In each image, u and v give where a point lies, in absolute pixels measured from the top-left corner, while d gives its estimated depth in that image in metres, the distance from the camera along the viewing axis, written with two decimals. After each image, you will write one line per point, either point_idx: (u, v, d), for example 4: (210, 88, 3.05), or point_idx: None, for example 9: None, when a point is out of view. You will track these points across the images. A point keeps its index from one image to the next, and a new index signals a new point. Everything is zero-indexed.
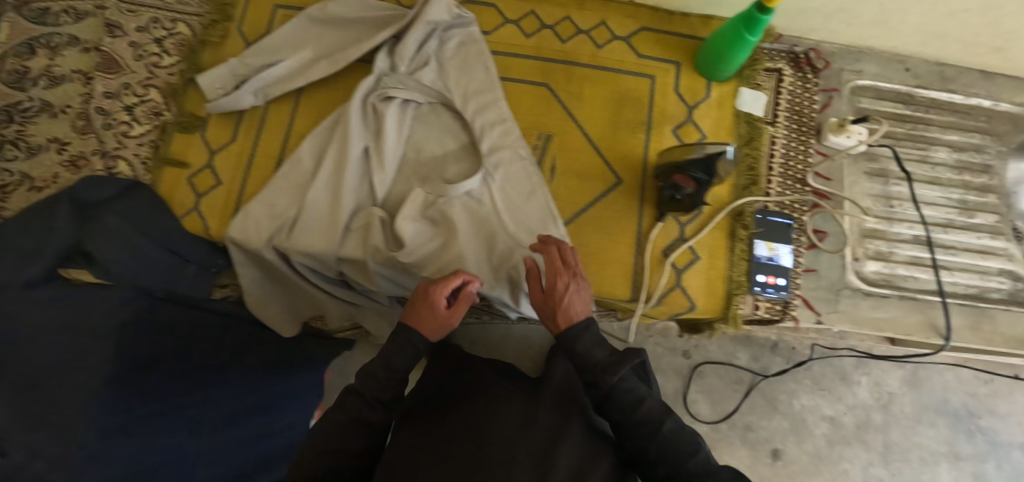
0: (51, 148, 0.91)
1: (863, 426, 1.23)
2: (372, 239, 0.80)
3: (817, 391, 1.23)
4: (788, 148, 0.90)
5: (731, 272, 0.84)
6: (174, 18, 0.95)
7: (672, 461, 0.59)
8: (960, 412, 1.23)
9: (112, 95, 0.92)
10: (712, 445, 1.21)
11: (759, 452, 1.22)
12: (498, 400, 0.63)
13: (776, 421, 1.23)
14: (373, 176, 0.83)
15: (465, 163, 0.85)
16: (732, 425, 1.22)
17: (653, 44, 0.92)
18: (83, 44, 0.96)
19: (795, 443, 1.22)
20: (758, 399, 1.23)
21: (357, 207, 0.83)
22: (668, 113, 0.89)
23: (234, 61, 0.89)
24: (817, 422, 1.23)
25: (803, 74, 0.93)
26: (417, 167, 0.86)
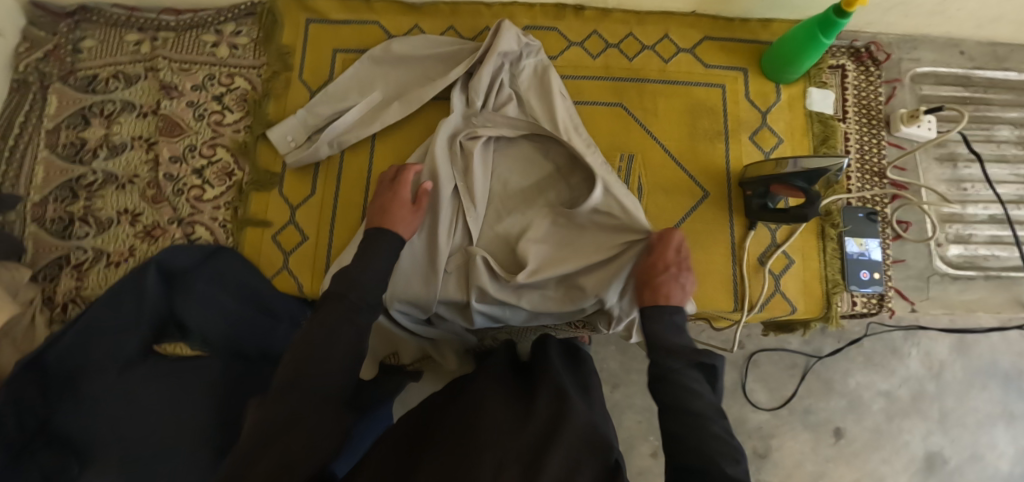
0: (122, 220, 0.88)
1: (919, 397, 1.11)
2: (476, 280, 0.79)
3: (870, 367, 1.11)
4: (861, 142, 0.91)
5: (826, 272, 0.85)
6: (230, 73, 0.94)
7: (708, 454, 0.51)
8: (1010, 373, 1.11)
9: (178, 159, 0.89)
10: (771, 432, 1.10)
11: (820, 433, 1.10)
12: (489, 398, 0.56)
13: (834, 402, 1.11)
14: (467, 216, 0.81)
15: (555, 192, 0.85)
16: (792, 410, 1.11)
17: (718, 53, 0.93)
18: (139, 109, 0.93)
19: (856, 421, 1.10)
20: (814, 383, 1.11)
21: (454, 248, 0.82)
22: (742, 121, 0.91)
23: (303, 111, 0.88)
24: (874, 397, 1.11)
25: (866, 67, 0.93)
26: (506, 200, 0.85)
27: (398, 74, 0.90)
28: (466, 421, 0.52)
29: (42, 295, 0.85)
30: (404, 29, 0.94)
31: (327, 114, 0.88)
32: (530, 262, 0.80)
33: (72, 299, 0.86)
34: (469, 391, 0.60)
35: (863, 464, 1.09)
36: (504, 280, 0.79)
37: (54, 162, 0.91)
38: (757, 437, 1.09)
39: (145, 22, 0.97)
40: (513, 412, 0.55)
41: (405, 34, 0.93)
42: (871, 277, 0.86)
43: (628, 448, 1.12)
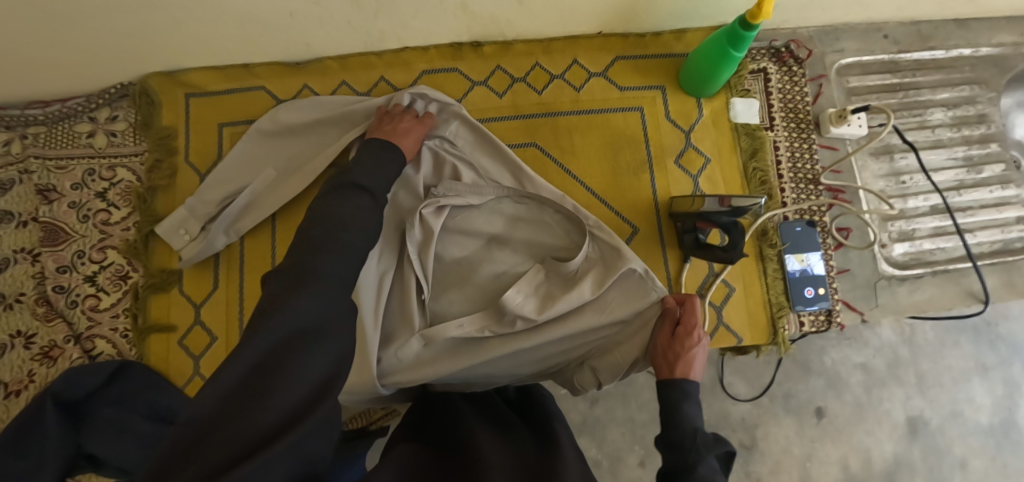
0: (16, 344, 0.81)
1: (895, 364, 1.08)
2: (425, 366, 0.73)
3: (844, 342, 1.08)
4: (792, 150, 0.86)
5: (769, 296, 0.81)
6: (111, 164, 0.86)
7: None
8: (979, 326, 1.09)
9: (67, 269, 0.83)
10: (755, 422, 1.05)
11: (803, 416, 1.06)
12: (495, 447, 0.54)
13: (813, 382, 1.07)
14: (411, 299, 0.74)
15: (500, 253, 0.79)
16: (772, 397, 1.06)
17: (632, 73, 0.87)
18: (18, 218, 0.85)
19: (836, 398, 1.06)
20: (790, 365, 1.07)
21: (389, 333, 0.75)
22: (665, 145, 0.85)
23: (192, 199, 0.80)
24: (851, 371, 1.07)
25: (788, 68, 0.88)
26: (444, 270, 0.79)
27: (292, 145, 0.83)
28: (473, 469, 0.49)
29: None
30: (293, 91, 0.86)
31: (220, 201, 0.81)
32: (469, 334, 0.73)
33: None
34: (467, 433, 0.57)
35: (848, 439, 1.05)
36: (460, 358, 0.73)
37: None
38: (742, 429, 1.05)
39: (11, 119, 0.88)
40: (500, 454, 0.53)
41: (294, 97, 0.86)
42: (816, 294, 0.81)
43: (616, 462, 1.09)
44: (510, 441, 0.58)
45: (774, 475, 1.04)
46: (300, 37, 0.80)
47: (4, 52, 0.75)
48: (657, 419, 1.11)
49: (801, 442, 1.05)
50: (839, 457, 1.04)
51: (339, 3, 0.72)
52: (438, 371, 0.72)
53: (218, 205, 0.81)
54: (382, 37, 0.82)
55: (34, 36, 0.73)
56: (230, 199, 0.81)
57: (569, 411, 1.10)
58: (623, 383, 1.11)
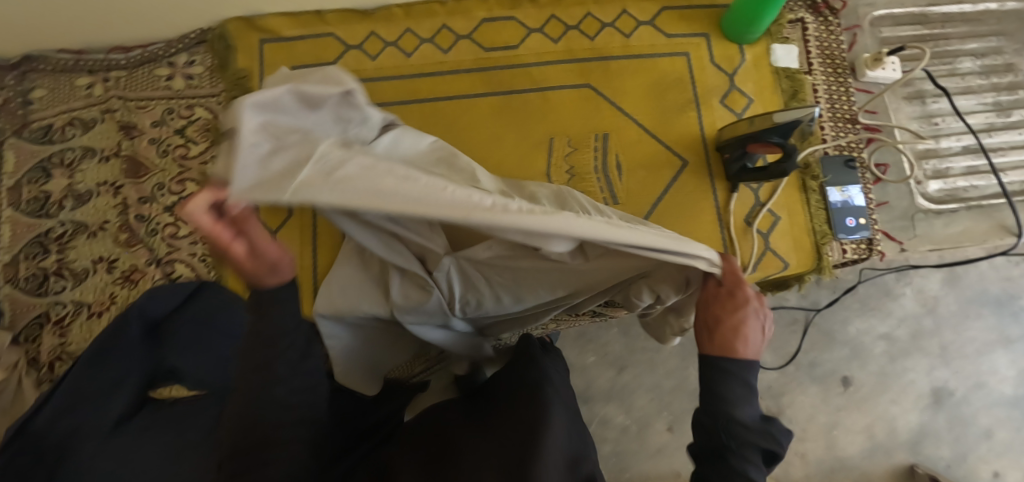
0: (98, 269, 0.86)
1: (918, 334, 1.10)
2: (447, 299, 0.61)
3: (868, 311, 1.11)
4: (830, 92, 0.91)
5: (813, 224, 0.86)
6: (189, 104, 0.91)
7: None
8: (1001, 297, 1.11)
9: (147, 199, 0.87)
10: (781, 391, 1.07)
11: (829, 385, 1.08)
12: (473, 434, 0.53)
13: (837, 351, 1.09)
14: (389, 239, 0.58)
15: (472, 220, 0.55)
16: (798, 366, 1.08)
17: (677, 21, 0.93)
18: (100, 154, 0.90)
19: (861, 368, 1.09)
20: (815, 335, 1.10)
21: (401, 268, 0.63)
22: (711, 86, 0.90)
23: None
24: (874, 342, 1.09)
25: (825, 18, 0.94)
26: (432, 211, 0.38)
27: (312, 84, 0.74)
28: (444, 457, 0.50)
29: (26, 358, 0.83)
30: (361, 37, 0.92)
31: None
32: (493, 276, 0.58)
33: (58, 357, 0.84)
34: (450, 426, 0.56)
35: (871, 409, 1.07)
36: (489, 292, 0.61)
37: (19, 219, 0.88)
38: (768, 397, 1.07)
39: (95, 64, 0.94)
40: (490, 444, 0.50)
41: (362, 42, 0.92)
42: (858, 223, 0.86)
43: (644, 427, 1.11)
44: (494, 423, 0.54)
45: (801, 441, 1.05)
46: None
47: None
48: (685, 386, 1.13)
49: (827, 411, 1.07)
50: (865, 426, 1.06)
51: None
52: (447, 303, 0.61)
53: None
54: None
55: None
56: None
57: (596, 378, 1.13)
58: (652, 349, 1.14)
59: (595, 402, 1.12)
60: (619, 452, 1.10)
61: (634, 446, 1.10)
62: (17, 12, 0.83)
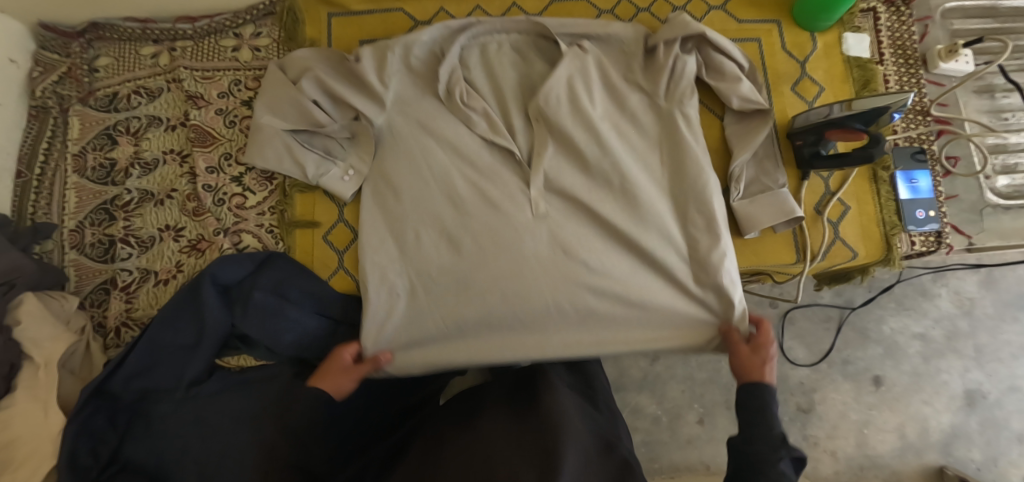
0: (164, 237, 0.85)
1: (953, 336, 1.17)
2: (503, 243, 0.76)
3: (902, 312, 1.18)
4: (901, 83, 0.91)
5: (882, 214, 0.85)
6: (256, 76, 0.91)
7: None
8: None
9: (214, 169, 0.87)
10: (813, 387, 1.16)
11: (861, 383, 1.16)
12: (491, 428, 0.61)
13: (871, 350, 1.17)
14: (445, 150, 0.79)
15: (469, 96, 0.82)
16: (831, 363, 1.17)
17: (749, 7, 0.92)
18: (166, 122, 0.90)
19: (894, 367, 1.16)
20: (849, 333, 1.18)
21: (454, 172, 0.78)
22: (782, 73, 0.90)
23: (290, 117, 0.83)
24: (909, 341, 1.17)
25: (896, 8, 0.93)
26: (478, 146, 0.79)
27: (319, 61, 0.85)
28: (477, 442, 0.59)
29: (92, 323, 0.84)
30: (430, 14, 0.92)
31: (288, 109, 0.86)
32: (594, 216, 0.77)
33: (124, 323, 0.83)
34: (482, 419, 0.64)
35: (905, 408, 1.15)
36: (599, 245, 0.76)
37: (85, 186, 0.89)
38: (800, 393, 1.16)
39: (161, 33, 0.93)
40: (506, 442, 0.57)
41: (432, 18, 0.92)
42: (927, 216, 0.85)
43: (675, 418, 1.12)
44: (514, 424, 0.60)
45: (831, 439, 1.14)
46: None
47: None
48: (717, 379, 1.14)
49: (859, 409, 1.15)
50: (896, 424, 1.14)
51: None
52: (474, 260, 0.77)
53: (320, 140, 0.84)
54: None
55: None
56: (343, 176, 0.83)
57: (630, 368, 1.15)
58: None
59: (627, 390, 1.14)
60: (650, 442, 1.12)
61: (665, 437, 1.12)
62: None
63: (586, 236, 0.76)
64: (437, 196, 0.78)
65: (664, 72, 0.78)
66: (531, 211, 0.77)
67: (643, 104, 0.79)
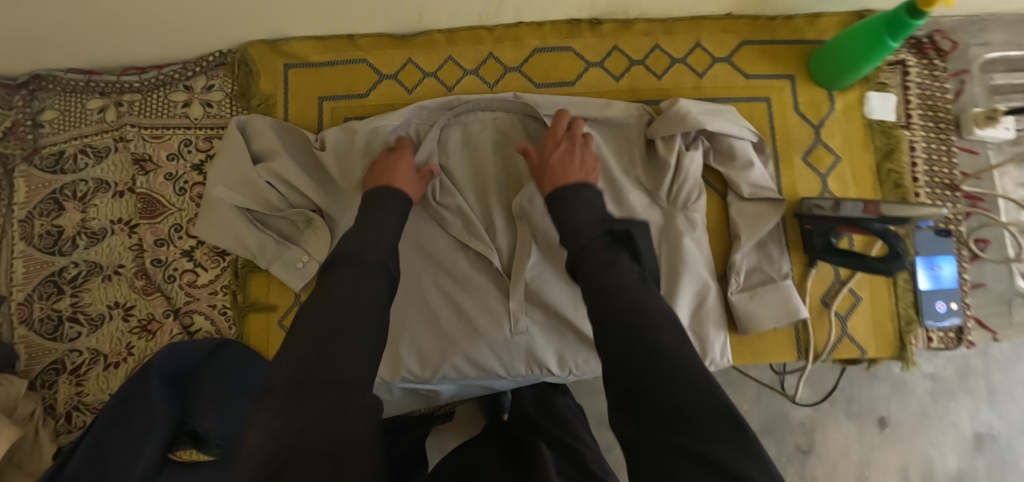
0: (114, 315, 0.81)
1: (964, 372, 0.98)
2: (483, 355, 0.75)
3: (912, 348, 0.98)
4: (929, 151, 0.80)
5: (897, 308, 0.76)
6: (207, 135, 0.84)
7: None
8: None
9: (164, 242, 0.81)
10: (814, 427, 0.98)
11: (863, 423, 0.99)
12: None
13: (877, 388, 0.99)
14: (428, 250, 0.77)
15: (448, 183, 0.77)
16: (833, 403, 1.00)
17: (759, 58, 0.81)
18: (114, 187, 0.84)
19: (899, 406, 0.99)
20: (855, 371, 0.99)
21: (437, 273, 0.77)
22: (794, 139, 0.79)
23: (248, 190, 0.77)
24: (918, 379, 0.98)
25: (930, 61, 0.81)
26: (458, 250, 0.77)
27: (276, 135, 0.78)
28: None
29: (43, 405, 0.80)
30: (396, 65, 0.82)
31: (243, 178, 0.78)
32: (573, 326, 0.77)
33: (76, 407, 0.79)
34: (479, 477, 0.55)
35: (908, 448, 0.98)
36: (582, 364, 0.77)
37: (32, 255, 0.84)
38: (800, 433, 0.99)
39: (106, 85, 0.85)
40: None
41: (398, 70, 0.82)
42: (948, 308, 0.76)
43: None
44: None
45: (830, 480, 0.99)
46: (417, 8, 0.76)
47: (129, 16, 0.74)
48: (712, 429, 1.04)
49: (861, 449, 0.99)
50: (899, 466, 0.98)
51: None
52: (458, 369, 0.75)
53: (276, 221, 0.78)
54: (499, 9, 0.77)
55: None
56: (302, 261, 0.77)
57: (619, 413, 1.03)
58: None
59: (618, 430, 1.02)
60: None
61: None
62: (28, 26, 0.74)
63: (566, 342, 0.77)
64: (413, 314, 0.76)
65: (664, 171, 0.74)
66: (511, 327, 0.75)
67: (642, 202, 0.75)
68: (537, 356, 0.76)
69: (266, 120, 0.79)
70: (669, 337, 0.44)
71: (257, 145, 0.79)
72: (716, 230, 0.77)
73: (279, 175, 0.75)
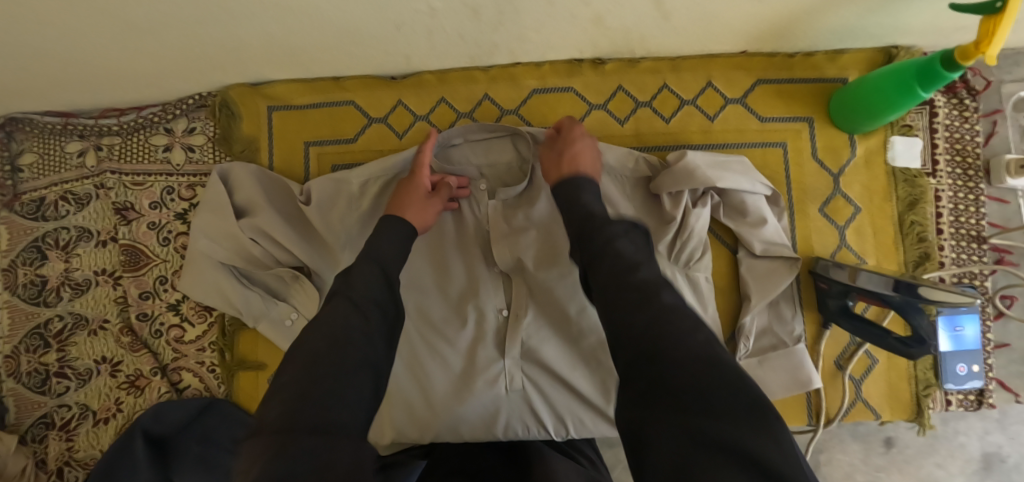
0: (101, 371, 0.79)
1: None
2: (476, 412, 0.69)
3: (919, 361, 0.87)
4: (955, 201, 0.74)
5: (914, 371, 0.72)
6: (190, 183, 0.81)
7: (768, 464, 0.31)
8: None
9: (149, 295, 0.79)
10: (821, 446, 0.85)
11: (870, 443, 0.86)
12: None
13: None
14: (426, 299, 0.72)
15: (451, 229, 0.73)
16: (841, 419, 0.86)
17: (774, 99, 0.75)
18: (97, 236, 0.81)
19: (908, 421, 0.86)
20: None
21: (434, 322, 0.71)
22: (810, 189, 0.74)
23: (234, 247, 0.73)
24: None
25: (959, 100, 0.75)
26: (448, 305, 0.72)
27: (257, 186, 0.74)
28: None
29: (34, 460, 0.78)
30: (385, 107, 0.78)
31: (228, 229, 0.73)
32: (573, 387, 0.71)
33: (66, 463, 0.78)
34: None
35: (916, 471, 0.85)
36: (582, 425, 0.71)
37: (17, 305, 0.81)
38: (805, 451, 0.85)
39: (84, 128, 0.81)
40: None
41: (388, 113, 0.78)
42: (970, 371, 0.71)
43: None
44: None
45: None
46: (406, 53, 0.71)
47: (98, 61, 0.69)
48: None
49: (864, 469, 0.86)
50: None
51: (458, 15, 0.61)
52: (450, 425, 0.70)
53: (261, 276, 0.75)
54: (493, 51, 0.71)
55: (133, 46, 0.66)
56: (289, 317, 0.74)
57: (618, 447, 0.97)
58: None
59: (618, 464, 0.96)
60: None
61: None
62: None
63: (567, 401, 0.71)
64: (402, 372, 0.71)
65: (667, 228, 0.69)
66: (508, 384, 0.70)
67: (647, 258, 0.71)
68: (537, 414, 0.70)
69: (248, 169, 0.75)
70: (675, 310, 0.42)
71: (241, 197, 0.75)
72: (723, 287, 0.73)
73: (264, 229, 0.72)
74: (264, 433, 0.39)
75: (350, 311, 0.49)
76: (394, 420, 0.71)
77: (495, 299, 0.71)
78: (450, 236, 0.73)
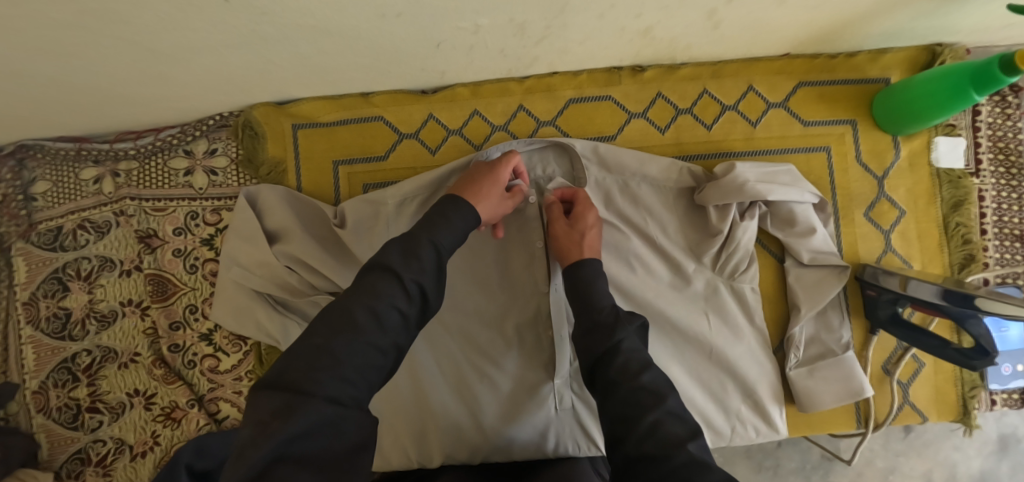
0: (135, 403, 0.77)
1: None
2: (525, 432, 0.68)
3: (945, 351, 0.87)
4: (999, 200, 0.74)
5: (961, 372, 0.72)
6: (215, 208, 0.78)
7: None
8: None
9: (180, 325, 0.77)
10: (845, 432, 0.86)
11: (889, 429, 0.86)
12: None
13: None
14: (468, 319, 0.71)
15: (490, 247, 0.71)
16: None
17: (817, 102, 0.73)
18: (120, 266, 0.78)
19: None
20: None
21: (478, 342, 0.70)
22: (854, 194, 0.73)
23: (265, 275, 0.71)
24: None
25: (1002, 97, 0.73)
26: (491, 326, 0.70)
27: (289, 211, 0.72)
28: None
29: None
30: (416, 122, 0.75)
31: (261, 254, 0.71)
32: None
33: None
34: None
35: (934, 455, 0.86)
36: None
37: (42, 340, 0.78)
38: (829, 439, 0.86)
39: (100, 154, 0.77)
40: None
41: (419, 128, 0.75)
42: (1014, 371, 0.72)
43: None
44: None
45: None
46: (439, 68, 0.67)
47: (113, 86, 0.65)
48: None
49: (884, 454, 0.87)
50: (924, 473, 0.85)
51: (501, 30, 0.59)
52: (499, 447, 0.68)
53: (296, 304, 0.72)
54: (531, 63, 0.68)
55: (151, 71, 0.62)
56: None
57: None
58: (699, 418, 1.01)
59: None
60: None
61: None
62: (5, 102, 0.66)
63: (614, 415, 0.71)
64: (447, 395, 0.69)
65: (714, 241, 0.68)
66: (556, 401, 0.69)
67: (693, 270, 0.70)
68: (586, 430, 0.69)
69: (279, 193, 0.72)
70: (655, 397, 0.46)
71: (274, 222, 0.72)
72: (770, 300, 0.73)
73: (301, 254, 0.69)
74: (284, 389, 0.40)
75: (397, 292, 0.47)
76: (440, 445, 0.69)
77: (540, 318, 0.70)
78: (492, 253, 0.71)
